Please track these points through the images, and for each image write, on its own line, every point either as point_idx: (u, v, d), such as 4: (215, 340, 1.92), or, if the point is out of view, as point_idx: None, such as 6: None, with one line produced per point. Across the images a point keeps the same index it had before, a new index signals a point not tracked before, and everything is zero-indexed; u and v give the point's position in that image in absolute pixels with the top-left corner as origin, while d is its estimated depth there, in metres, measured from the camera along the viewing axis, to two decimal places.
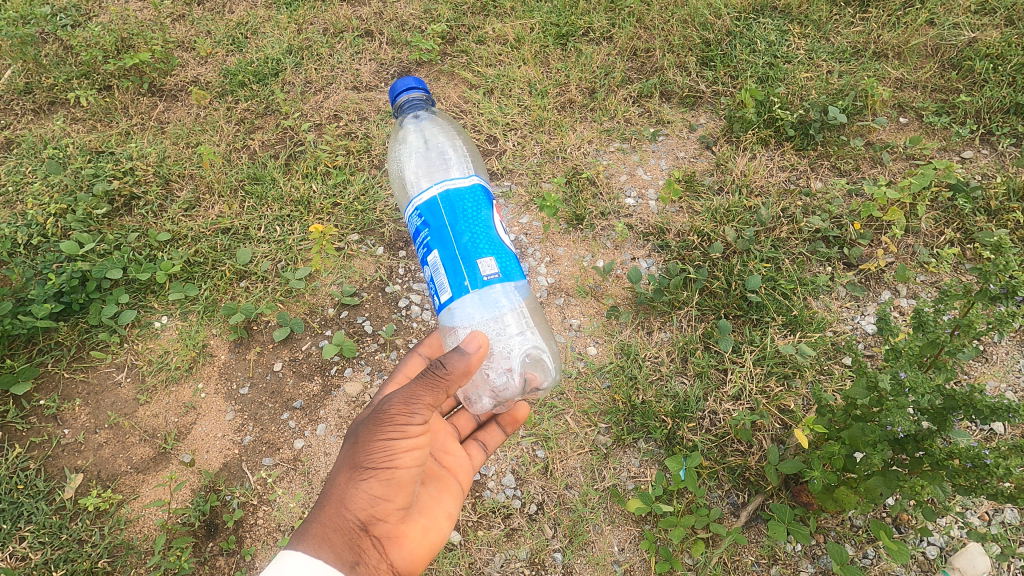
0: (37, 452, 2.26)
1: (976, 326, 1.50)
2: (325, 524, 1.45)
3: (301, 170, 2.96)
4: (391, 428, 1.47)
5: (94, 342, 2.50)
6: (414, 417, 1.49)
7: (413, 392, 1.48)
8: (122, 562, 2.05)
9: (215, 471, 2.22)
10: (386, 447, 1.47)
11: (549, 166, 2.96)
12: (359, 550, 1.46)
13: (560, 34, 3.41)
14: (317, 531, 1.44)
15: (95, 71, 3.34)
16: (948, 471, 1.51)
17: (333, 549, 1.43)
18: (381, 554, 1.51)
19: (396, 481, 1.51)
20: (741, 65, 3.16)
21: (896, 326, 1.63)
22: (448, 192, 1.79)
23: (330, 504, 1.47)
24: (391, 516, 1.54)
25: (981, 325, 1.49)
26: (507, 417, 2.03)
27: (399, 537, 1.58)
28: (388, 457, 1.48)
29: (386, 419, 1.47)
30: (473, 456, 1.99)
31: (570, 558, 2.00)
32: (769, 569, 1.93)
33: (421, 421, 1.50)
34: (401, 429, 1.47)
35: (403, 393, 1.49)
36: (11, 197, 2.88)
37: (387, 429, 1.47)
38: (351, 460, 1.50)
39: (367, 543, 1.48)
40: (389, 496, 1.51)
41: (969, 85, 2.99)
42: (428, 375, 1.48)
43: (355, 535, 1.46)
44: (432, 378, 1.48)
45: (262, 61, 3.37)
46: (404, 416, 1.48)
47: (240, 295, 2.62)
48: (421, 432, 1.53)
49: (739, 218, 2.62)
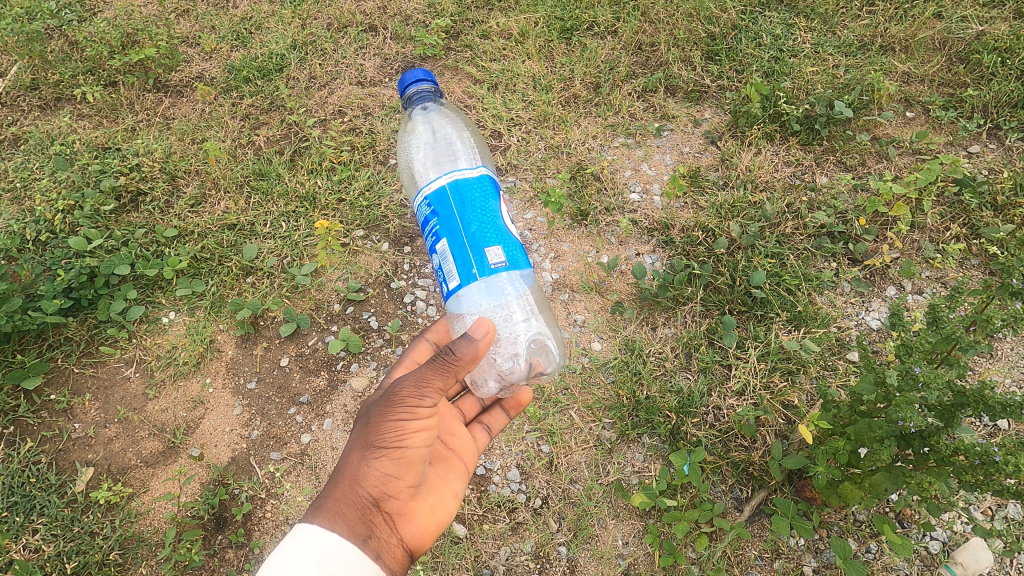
0: (48, 446, 2.29)
1: (987, 323, 1.49)
2: (339, 500, 1.47)
3: (306, 166, 2.97)
4: (402, 410, 1.49)
5: (103, 337, 2.53)
6: (425, 400, 1.51)
7: (424, 375, 1.51)
8: (133, 554, 2.08)
9: (223, 465, 2.24)
10: (397, 427, 1.49)
11: (553, 161, 2.96)
12: (371, 525, 1.48)
13: (565, 29, 3.40)
14: (330, 506, 1.46)
15: (100, 67, 3.36)
16: (955, 467, 1.52)
17: (347, 523, 1.44)
18: (393, 529, 1.53)
19: (407, 460, 1.53)
20: (747, 59, 3.15)
21: (908, 322, 1.62)
22: (456, 181, 1.79)
23: (343, 480, 1.49)
24: (402, 493, 1.55)
25: (994, 321, 1.48)
26: (511, 401, 2.05)
27: (409, 513, 1.59)
28: (399, 437, 1.50)
29: (398, 400, 1.50)
30: (478, 439, 2.01)
31: (575, 552, 2.02)
32: (773, 563, 1.95)
33: (431, 403, 1.52)
34: (411, 410, 1.50)
35: (414, 375, 1.53)
36: (19, 193, 2.90)
37: (398, 410, 1.49)
38: (363, 439, 1.52)
39: (378, 518, 1.50)
40: (400, 474, 1.53)
41: (977, 79, 2.97)
42: (438, 360, 1.52)
43: (367, 511, 1.48)
44: (442, 364, 1.51)
45: (267, 57, 3.38)
46: (415, 398, 1.50)
47: (246, 290, 2.64)
48: (431, 413, 1.55)
49: (744, 214, 2.62)
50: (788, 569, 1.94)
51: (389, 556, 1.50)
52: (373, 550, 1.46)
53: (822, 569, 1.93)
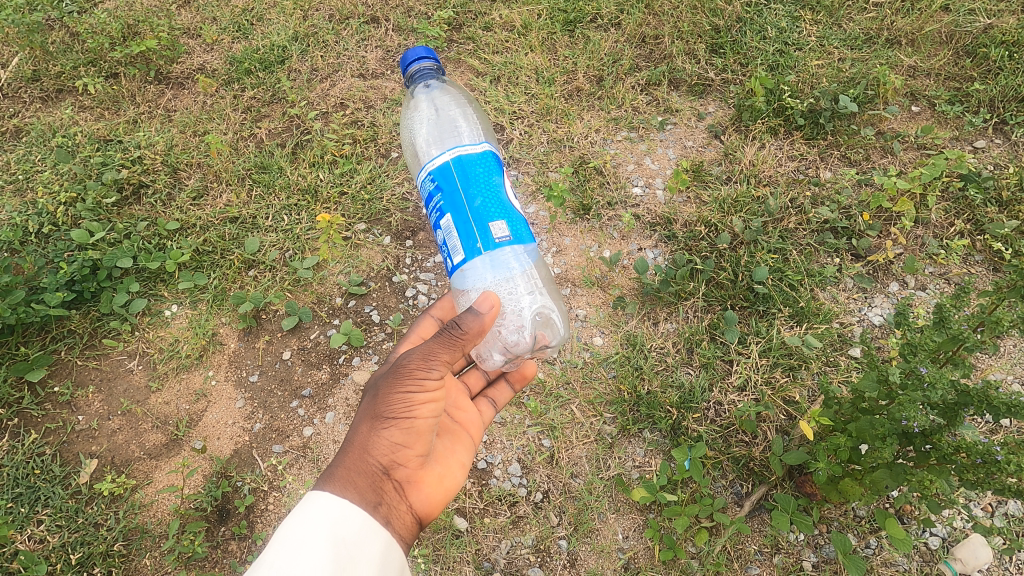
0: (53, 438, 2.31)
1: (994, 323, 1.49)
2: (349, 467, 1.48)
3: (308, 159, 2.97)
4: (410, 381, 1.51)
5: (106, 330, 2.54)
6: (432, 372, 1.52)
7: (431, 348, 1.52)
8: (138, 545, 2.09)
9: (226, 458, 2.25)
10: (405, 398, 1.51)
11: (556, 155, 2.95)
12: (380, 492, 1.49)
13: (568, 21, 3.38)
14: (340, 474, 1.47)
15: (102, 59, 3.35)
16: (957, 465, 1.52)
17: (358, 490, 1.45)
18: (402, 497, 1.54)
19: (414, 429, 1.54)
20: (751, 52, 3.13)
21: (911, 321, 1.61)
22: (460, 157, 1.79)
23: (352, 450, 1.50)
24: (411, 462, 1.57)
25: (999, 322, 1.48)
26: (517, 374, 2.05)
27: (418, 482, 1.61)
28: (407, 407, 1.51)
29: (405, 372, 1.51)
30: (483, 412, 2.02)
31: (575, 545, 2.03)
32: (773, 558, 1.95)
33: (438, 375, 1.53)
34: (419, 383, 1.51)
35: (421, 349, 1.54)
36: (21, 186, 2.90)
37: (406, 382, 1.51)
38: (372, 409, 1.54)
39: (388, 486, 1.51)
40: (408, 443, 1.55)
41: (983, 74, 2.95)
42: (444, 333, 1.52)
43: (377, 479, 1.49)
44: (448, 338, 1.51)
45: (268, 49, 3.37)
46: (422, 370, 1.51)
47: (248, 284, 2.65)
48: (438, 386, 1.57)
49: (747, 208, 2.61)
50: (788, 563, 1.94)
51: (399, 523, 1.51)
52: (383, 516, 1.46)
53: (822, 564, 1.93)
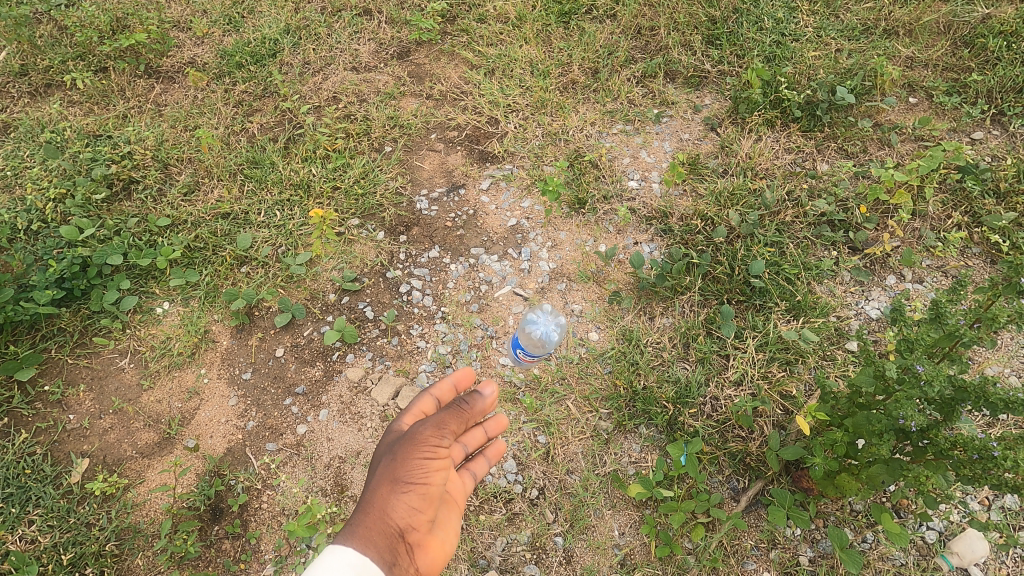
0: (43, 437, 2.27)
1: (990, 320, 1.48)
2: (369, 527, 1.48)
3: (300, 153, 2.93)
4: (426, 449, 1.59)
5: (96, 328, 2.50)
6: (445, 440, 1.63)
7: (444, 419, 1.64)
8: (130, 545, 2.06)
9: (219, 456, 2.22)
10: (422, 465, 1.58)
11: (551, 148, 2.92)
12: (396, 553, 1.48)
13: (563, 12, 3.36)
14: (361, 533, 1.47)
15: (90, 53, 3.30)
16: (954, 461, 1.51)
17: (378, 550, 1.45)
18: (413, 560, 1.53)
19: (428, 494, 1.58)
20: (748, 44, 3.10)
21: (908, 317, 1.61)
22: None
23: (371, 511, 1.51)
24: (423, 526, 1.57)
25: (1000, 319, 1.47)
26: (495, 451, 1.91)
27: (427, 546, 1.59)
28: (423, 473, 1.57)
29: (420, 440, 1.60)
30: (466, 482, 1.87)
31: (571, 542, 2.01)
32: (769, 553, 1.95)
33: (449, 445, 1.64)
34: (434, 451, 1.60)
35: (434, 419, 1.64)
36: (9, 181, 2.83)
37: (422, 450, 1.59)
38: (389, 474, 1.56)
39: (403, 548, 1.51)
40: (422, 508, 1.56)
41: (981, 64, 2.92)
42: (455, 407, 1.68)
43: (394, 540, 1.50)
44: (458, 411, 1.67)
45: (259, 42, 3.33)
46: (436, 439, 1.61)
47: (240, 280, 2.62)
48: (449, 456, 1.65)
49: (743, 201, 2.59)
50: (785, 558, 1.93)
51: None
52: None
53: (819, 559, 1.92)
